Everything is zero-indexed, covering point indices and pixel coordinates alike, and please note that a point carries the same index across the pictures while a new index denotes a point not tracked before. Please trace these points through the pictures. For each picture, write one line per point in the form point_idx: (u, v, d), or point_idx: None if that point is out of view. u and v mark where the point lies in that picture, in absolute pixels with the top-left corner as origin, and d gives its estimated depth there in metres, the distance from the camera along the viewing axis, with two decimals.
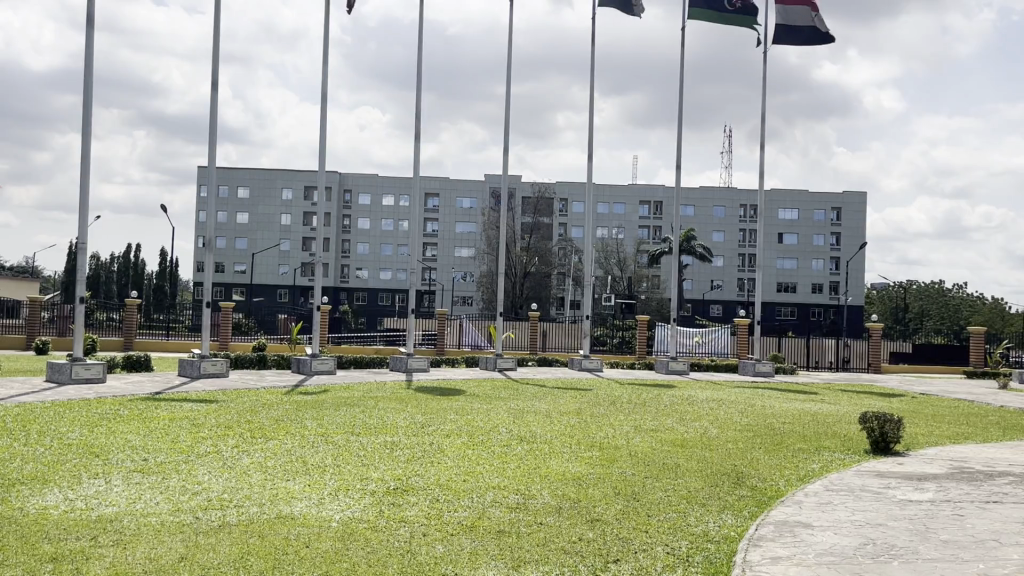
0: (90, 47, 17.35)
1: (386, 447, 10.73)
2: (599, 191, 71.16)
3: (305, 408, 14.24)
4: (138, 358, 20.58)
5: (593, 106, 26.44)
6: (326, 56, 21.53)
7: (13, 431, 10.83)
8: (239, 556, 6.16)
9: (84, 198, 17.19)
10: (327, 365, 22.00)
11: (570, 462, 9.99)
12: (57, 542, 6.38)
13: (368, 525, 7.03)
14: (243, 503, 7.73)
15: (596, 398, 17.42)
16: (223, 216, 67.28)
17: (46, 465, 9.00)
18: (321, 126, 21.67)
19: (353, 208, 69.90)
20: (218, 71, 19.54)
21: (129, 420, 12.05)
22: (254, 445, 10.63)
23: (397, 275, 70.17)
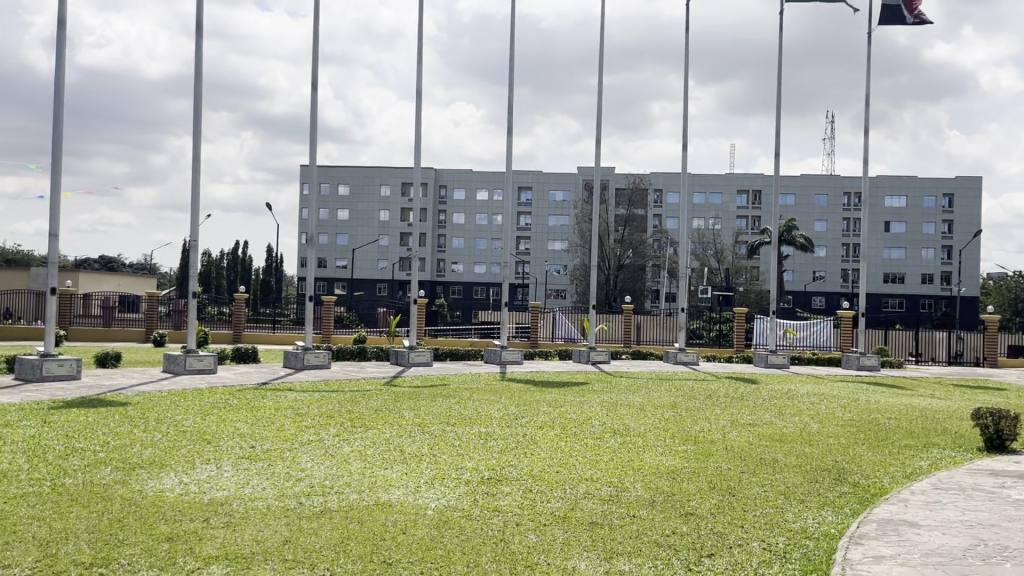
0: (200, 52, 18.17)
1: (480, 437, 10.87)
2: (695, 181, 69.97)
3: (403, 398, 14.59)
4: (245, 350, 21.46)
5: (689, 94, 25.95)
6: (420, 52, 21.83)
7: (133, 418, 11.52)
8: (340, 541, 6.38)
9: (197, 197, 18.06)
10: (424, 357, 22.38)
11: (664, 456, 9.86)
12: (172, 523, 6.76)
13: (462, 514, 7.15)
14: (343, 489, 8.01)
15: (691, 392, 17.14)
16: (325, 214, 69.39)
17: (164, 451, 9.54)
18: (416, 122, 22.03)
19: (448, 203, 70.92)
20: (318, 72, 20.12)
21: (238, 409, 12.64)
22: (355, 434, 10.97)
23: (492, 268, 70.84)
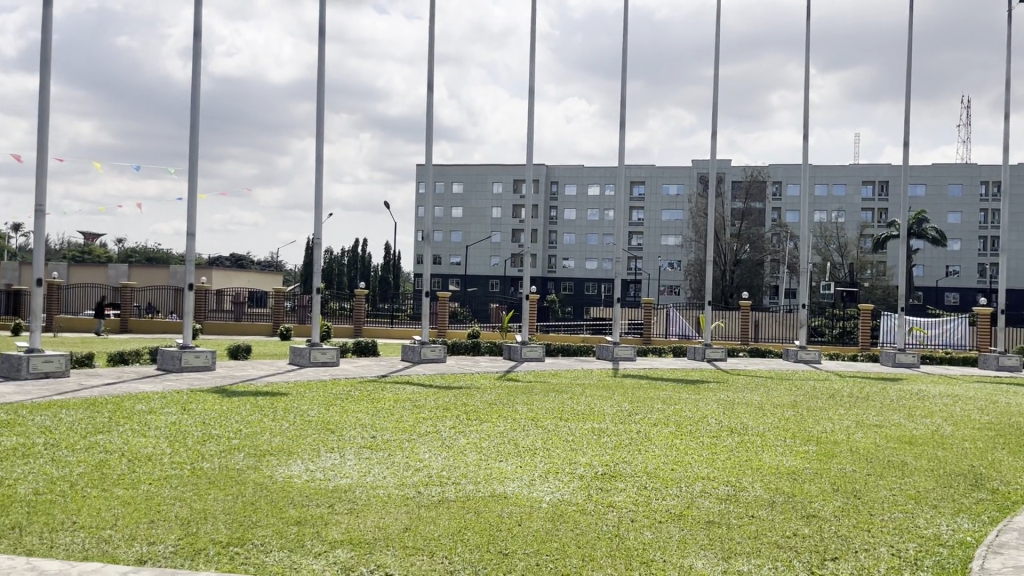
0: (322, 57, 18.89)
1: (594, 433, 10.88)
2: (816, 172, 67.41)
3: (517, 393, 14.75)
4: (365, 343, 22.21)
5: (809, 83, 25.03)
6: (533, 50, 21.97)
7: (264, 407, 12.14)
8: (457, 530, 6.54)
9: (319, 197, 18.80)
10: (536, 352, 22.55)
11: (784, 456, 9.59)
12: (300, 508, 7.10)
13: (577, 509, 7.19)
14: (461, 480, 8.19)
15: (812, 391, 16.57)
16: (440, 211, 70.87)
17: (291, 439, 10.01)
18: (529, 119, 22.19)
19: (560, 199, 71.01)
20: (434, 72, 20.57)
21: (360, 400, 13.13)
22: (470, 426, 11.19)
23: (604, 264, 70.48)
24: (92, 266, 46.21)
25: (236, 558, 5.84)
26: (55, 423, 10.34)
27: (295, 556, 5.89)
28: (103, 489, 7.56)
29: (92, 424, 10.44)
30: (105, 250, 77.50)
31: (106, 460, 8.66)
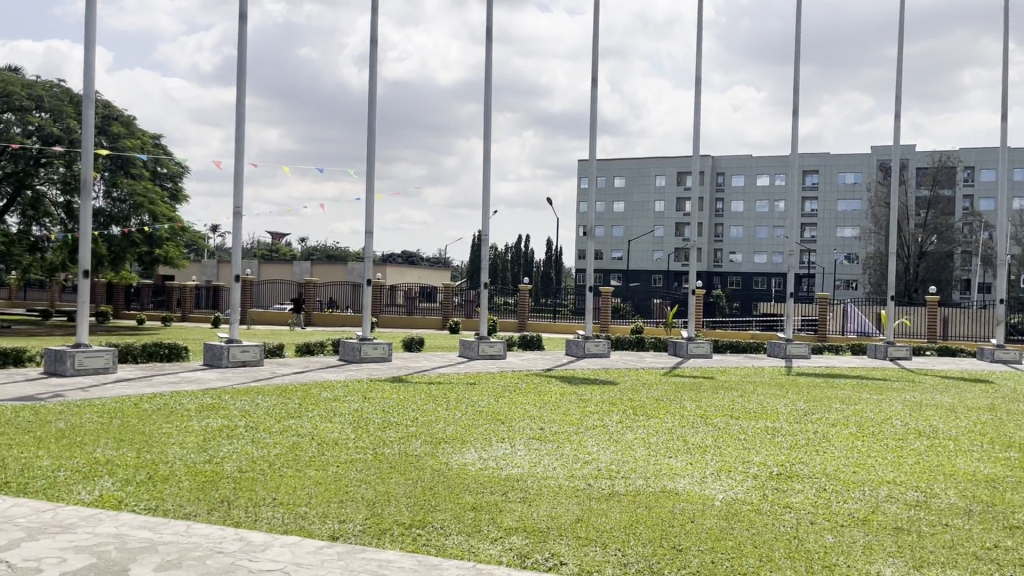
0: (489, 58, 19.32)
1: (767, 432, 10.54)
2: (1015, 155, 61.64)
3: (684, 389, 14.53)
4: (531, 337, 22.58)
5: (1008, 57, 22.95)
6: (700, 39, 21.48)
7: (437, 398, 12.64)
8: (630, 524, 6.55)
9: (487, 194, 19.30)
10: (703, 349, 22.06)
11: (981, 462, 8.89)
12: (476, 494, 7.36)
13: (751, 508, 7.01)
14: (630, 474, 8.19)
15: (1013, 394, 15.20)
16: (602, 206, 70.75)
17: (464, 428, 10.38)
18: (696, 110, 21.72)
19: (727, 191, 68.97)
20: (598, 67, 20.56)
21: (528, 393, 13.39)
22: (638, 421, 11.15)
23: (773, 257, 67.82)
24: (279, 265, 49.70)
25: (418, 540, 6.14)
26: (253, 408, 11.25)
27: (472, 540, 6.12)
28: (296, 470, 8.16)
29: (284, 409, 11.28)
30: (289, 249, 83.23)
31: (298, 443, 9.34)
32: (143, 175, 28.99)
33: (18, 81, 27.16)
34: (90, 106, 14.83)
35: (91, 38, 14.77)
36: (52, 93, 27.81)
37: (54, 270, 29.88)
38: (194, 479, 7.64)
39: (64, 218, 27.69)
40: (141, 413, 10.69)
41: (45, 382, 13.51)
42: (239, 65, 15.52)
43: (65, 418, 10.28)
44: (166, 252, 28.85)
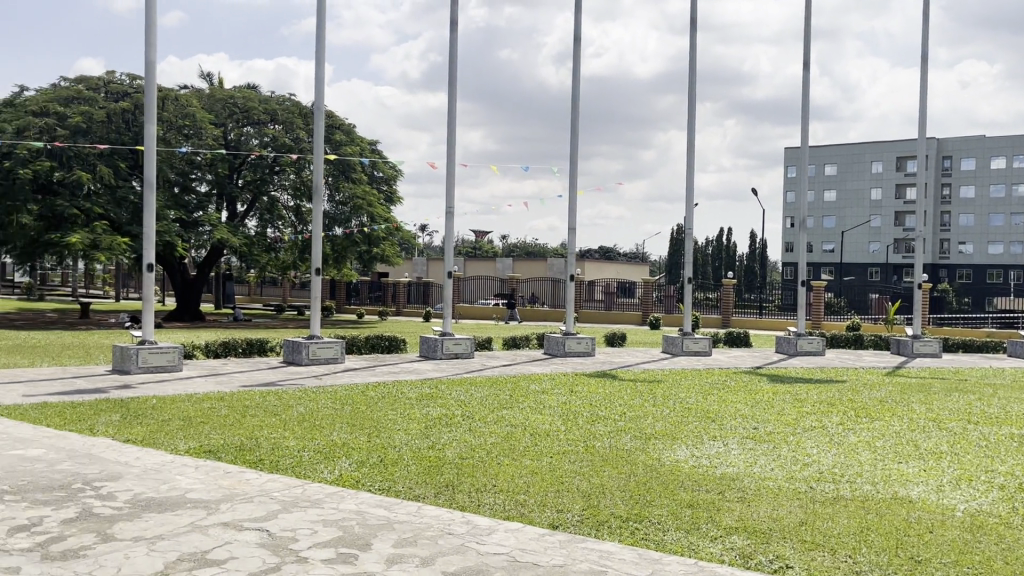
0: (693, 47, 18.91)
1: (1012, 439, 9.57)
2: None
3: (911, 390, 13.52)
4: (737, 334, 21.90)
5: None
6: (927, 11, 19.80)
7: (644, 393, 12.60)
8: (860, 530, 6.22)
9: (692, 187, 18.91)
10: (932, 348, 20.36)
11: None
12: (691, 491, 7.28)
13: (1000, 521, 6.41)
14: (856, 479, 7.76)
15: None
16: (812, 196, 67.19)
17: (675, 425, 10.27)
18: (922, 89, 20.07)
19: (955, 175, 63.17)
20: (810, 49, 19.51)
21: (738, 391, 13.01)
22: (861, 424, 10.52)
23: (1012, 248, 61.27)
24: (483, 261, 51.49)
25: (637, 533, 6.16)
26: (468, 398, 11.79)
27: (692, 537, 6.07)
28: (512, 459, 8.45)
29: (497, 400, 11.72)
30: (492, 246, 86.06)
31: (512, 433, 9.68)
32: (361, 179, 31.17)
33: (256, 97, 29.97)
34: (320, 117, 16.06)
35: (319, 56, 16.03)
36: (285, 106, 30.47)
37: (285, 268, 32.80)
38: (420, 464, 8.13)
39: (295, 220, 30.60)
40: (368, 400, 11.53)
41: (283, 370, 14.86)
42: (450, 72, 16.22)
43: (303, 403, 11.29)
44: (382, 250, 30.80)
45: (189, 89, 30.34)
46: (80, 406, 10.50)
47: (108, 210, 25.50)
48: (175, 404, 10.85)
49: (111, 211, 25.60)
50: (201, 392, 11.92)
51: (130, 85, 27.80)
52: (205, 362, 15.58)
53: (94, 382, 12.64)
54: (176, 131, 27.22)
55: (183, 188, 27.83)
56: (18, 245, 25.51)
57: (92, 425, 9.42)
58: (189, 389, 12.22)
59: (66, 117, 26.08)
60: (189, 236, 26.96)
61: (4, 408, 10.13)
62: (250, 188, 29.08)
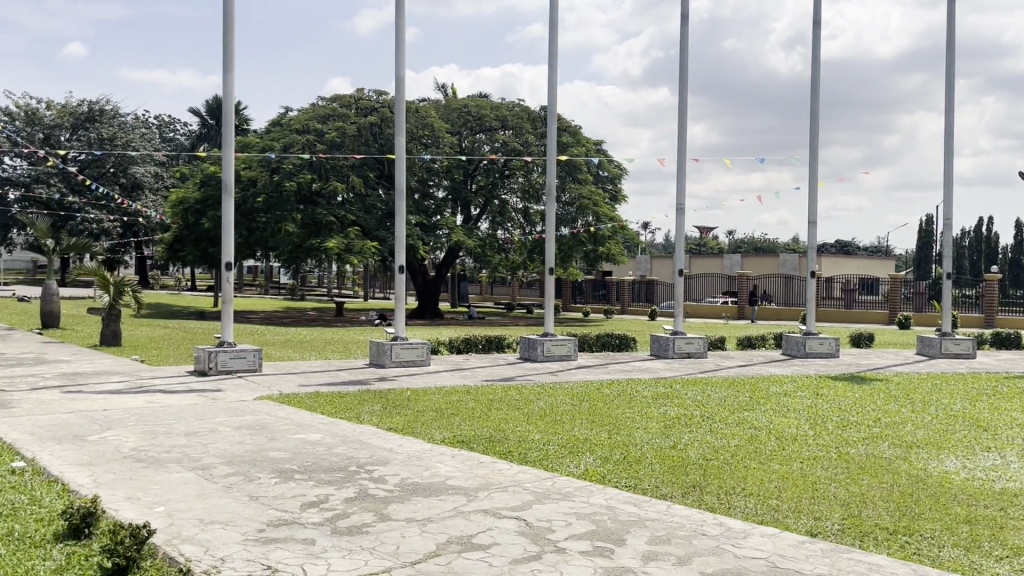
0: (953, 20, 17.27)
1: None
2: None
3: None
4: (1007, 335, 19.74)
5: None
6: None
7: (899, 398, 11.71)
8: None
9: (952, 173, 17.28)
10: None
11: None
12: (967, 506, 6.67)
13: None
14: None
15: None
16: None
17: (939, 433, 9.45)
18: None
19: None
20: None
21: (1012, 398, 11.73)
22: None
23: None
24: (710, 258, 50.31)
25: (907, 548, 5.76)
26: (706, 398, 11.59)
27: (972, 556, 5.57)
28: (759, 462, 8.19)
29: (737, 401, 11.43)
30: (720, 243, 83.81)
31: (756, 435, 9.39)
32: (588, 179, 31.64)
33: (488, 104, 31.33)
34: (554, 120, 16.49)
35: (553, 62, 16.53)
36: (514, 112, 31.61)
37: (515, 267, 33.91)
38: (664, 463, 8.11)
39: (524, 221, 31.64)
40: (605, 398, 11.68)
41: (521, 366, 15.44)
42: (681, 68, 16.05)
43: (543, 398, 11.66)
44: (609, 249, 31.04)
45: (428, 100, 32.31)
46: (346, 396, 11.56)
47: (358, 216, 28.01)
48: (427, 396, 11.64)
49: (361, 218, 28.11)
50: (448, 386, 12.70)
51: (377, 100, 30.04)
52: (449, 357, 16.57)
53: (356, 374, 13.86)
54: (417, 141, 29.12)
55: (422, 195, 30.04)
56: (284, 251, 28.09)
57: (359, 413, 10.34)
58: (438, 383, 13.05)
59: (323, 134, 28.73)
60: (429, 239, 28.65)
61: (285, 396, 11.39)
62: (483, 192, 30.47)
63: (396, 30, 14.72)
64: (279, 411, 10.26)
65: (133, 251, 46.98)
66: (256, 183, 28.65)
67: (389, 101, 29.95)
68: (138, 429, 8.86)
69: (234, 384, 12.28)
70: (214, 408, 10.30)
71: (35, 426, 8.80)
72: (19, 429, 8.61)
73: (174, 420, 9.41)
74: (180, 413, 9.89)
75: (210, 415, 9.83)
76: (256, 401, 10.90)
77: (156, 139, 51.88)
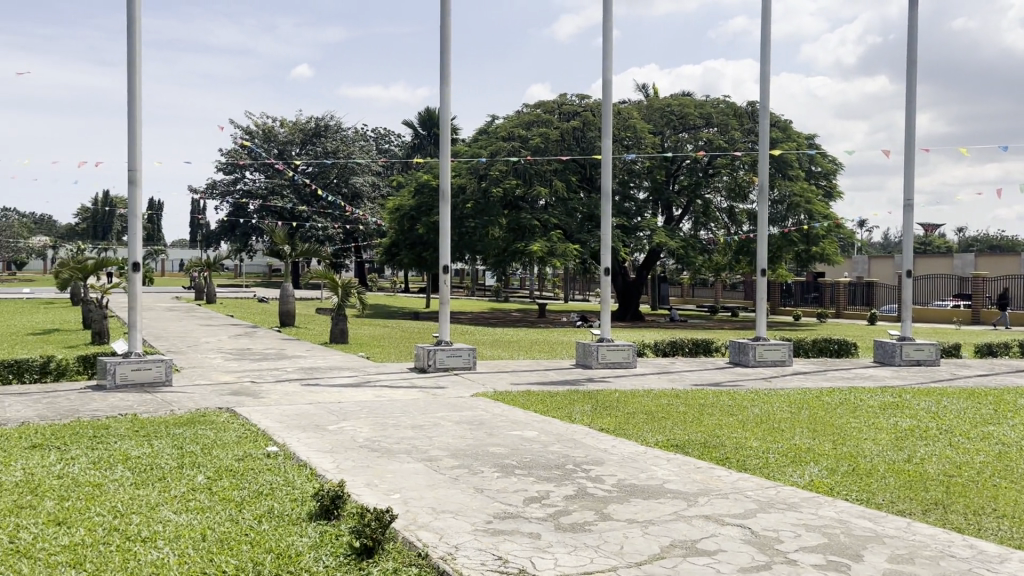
0: None
1: None
2: None
3: None
4: None
5: None
6: None
7: None
8: None
9: None
10: None
11: None
12: None
13: None
14: None
15: None
16: None
17: None
18: None
19: None
20: None
21: None
22: None
23: None
24: (936, 258, 46.36)
25: None
26: (941, 410, 10.68)
27: None
28: (1012, 481, 7.42)
29: (979, 414, 10.42)
30: (947, 242, 77.08)
31: (1005, 452, 8.51)
32: (799, 176, 30.18)
33: (692, 103, 30.73)
34: (766, 116, 15.87)
35: (766, 56, 15.95)
36: (719, 109, 30.79)
37: (719, 268, 33.31)
38: (899, 477, 7.56)
39: (728, 221, 30.87)
40: (826, 406, 11.08)
41: (731, 371, 14.98)
42: (910, 54, 14.92)
43: (758, 405, 11.25)
44: (822, 249, 29.44)
45: (631, 102, 32.22)
46: (557, 395, 11.77)
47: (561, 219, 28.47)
48: (637, 399, 11.59)
49: (564, 221, 28.54)
50: (657, 389, 12.56)
51: (580, 104, 30.36)
52: (656, 360, 16.41)
53: (564, 374, 14.06)
54: (619, 144, 29.15)
55: (623, 196, 30.06)
56: (490, 254, 29.08)
57: (570, 413, 10.48)
58: (646, 385, 12.96)
59: (528, 139, 29.41)
60: (631, 241, 28.53)
61: (499, 394, 11.78)
62: (686, 192, 29.92)
63: (604, 33, 14.80)
64: (495, 408, 10.62)
65: (354, 256, 50.61)
66: (465, 189, 30.03)
67: (591, 104, 30.13)
68: (369, 421, 9.51)
69: (450, 381, 12.87)
70: (436, 403, 10.85)
71: (282, 415, 9.70)
72: (269, 417, 9.51)
73: (401, 414, 10.01)
74: (405, 408, 10.51)
75: (432, 410, 10.35)
76: (472, 398, 11.36)
77: (374, 151, 55.58)
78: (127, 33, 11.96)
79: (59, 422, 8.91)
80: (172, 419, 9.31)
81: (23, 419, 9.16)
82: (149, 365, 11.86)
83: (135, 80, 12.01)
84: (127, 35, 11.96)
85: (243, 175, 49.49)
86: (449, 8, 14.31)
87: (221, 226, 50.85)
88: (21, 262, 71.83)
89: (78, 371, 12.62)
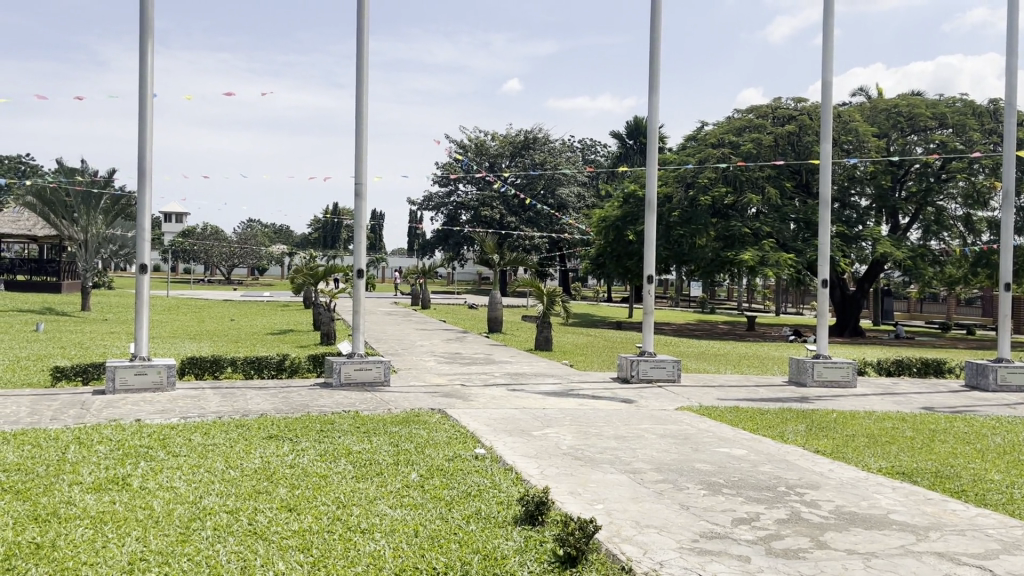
0: None
1: None
2: None
3: None
4: None
5: None
6: None
7: None
8: None
9: None
10: None
11: None
12: None
13: None
14: None
15: None
16: None
17: None
18: None
19: None
20: None
21: None
22: None
23: None
24: None
25: None
26: None
27: None
28: None
29: None
30: None
31: None
32: None
33: (924, 103, 28.46)
34: (1013, 113, 14.29)
35: (1013, 48, 14.39)
36: (956, 108, 28.36)
37: (954, 280, 30.48)
38: None
39: (965, 230, 28.19)
40: None
41: (968, 395, 13.56)
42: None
43: (1000, 434, 10.10)
44: None
45: (853, 103, 30.26)
46: (768, 413, 11.22)
47: (774, 228, 27.31)
48: (857, 420, 10.81)
49: (777, 229, 27.34)
50: (880, 411, 11.64)
51: (796, 108, 28.98)
52: (880, 380, 15.30)
53: (776, 391, 13.44)
54: (839, 148, 27.51)
55: (842, 204, 28.39)
56: (698, 264, 28.38)
57: (783, 432, 9.97)
58: (868, 406, 12.06)
59: (738, 145, 28.63)
60: (851, 251, 26.81)
61: (706, 408, 11.46)
62: (915, 199, 27.66)
63: (824, 32, 14.01)
64: (701, 423, 10.32)
65: (559, 265, 51.51)
66: (671, 199, 29.63)
67: (809, 107, 28.67)
68: (573, 429, 9.58)
69: (654, 393, 12.68)
70: (640, 415, 10.72)
71: (489, 419, 9.99)
72: (478, 420, 9.84)
73: (604, 423, 10.01)
74: (608, 417, 10.48)
75: (635, 421, 10.25)
76: (677, 412, 11.12)
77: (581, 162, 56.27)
78: (357, 58, 12.91)
79: (292, 416, 9.71)
80: (390, 417, 9.90)
81: (262, 412, 10.07)
82: (370, 365, 12.66)
83: (363, 102, 12.93)
84: (357, 63, 12.90)
85: (455, 188, 51.90)
86: (658, 16, 14.18)
87: (435, 236, 53.59)
88: (263, 267, 79.45)
89: (308, 369, 13.71)
